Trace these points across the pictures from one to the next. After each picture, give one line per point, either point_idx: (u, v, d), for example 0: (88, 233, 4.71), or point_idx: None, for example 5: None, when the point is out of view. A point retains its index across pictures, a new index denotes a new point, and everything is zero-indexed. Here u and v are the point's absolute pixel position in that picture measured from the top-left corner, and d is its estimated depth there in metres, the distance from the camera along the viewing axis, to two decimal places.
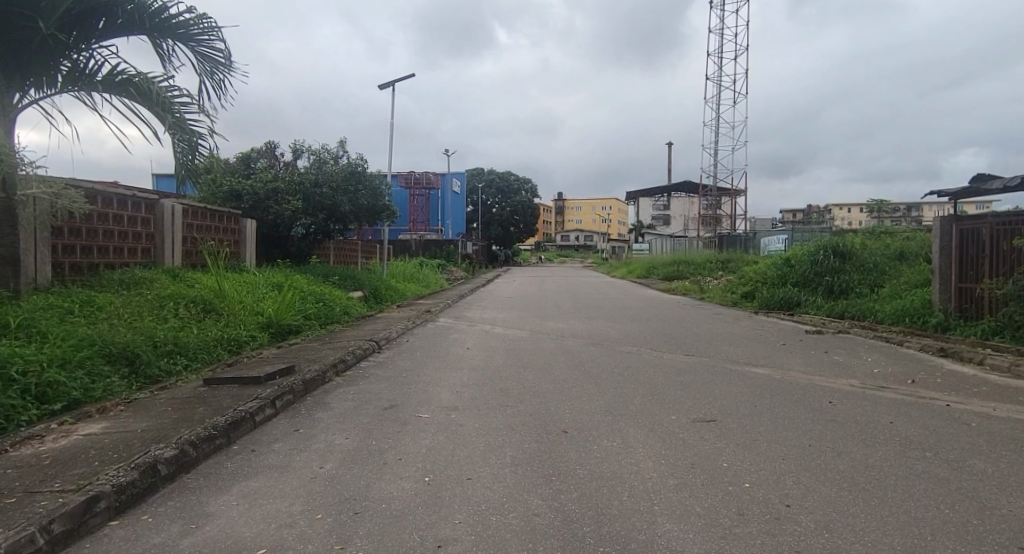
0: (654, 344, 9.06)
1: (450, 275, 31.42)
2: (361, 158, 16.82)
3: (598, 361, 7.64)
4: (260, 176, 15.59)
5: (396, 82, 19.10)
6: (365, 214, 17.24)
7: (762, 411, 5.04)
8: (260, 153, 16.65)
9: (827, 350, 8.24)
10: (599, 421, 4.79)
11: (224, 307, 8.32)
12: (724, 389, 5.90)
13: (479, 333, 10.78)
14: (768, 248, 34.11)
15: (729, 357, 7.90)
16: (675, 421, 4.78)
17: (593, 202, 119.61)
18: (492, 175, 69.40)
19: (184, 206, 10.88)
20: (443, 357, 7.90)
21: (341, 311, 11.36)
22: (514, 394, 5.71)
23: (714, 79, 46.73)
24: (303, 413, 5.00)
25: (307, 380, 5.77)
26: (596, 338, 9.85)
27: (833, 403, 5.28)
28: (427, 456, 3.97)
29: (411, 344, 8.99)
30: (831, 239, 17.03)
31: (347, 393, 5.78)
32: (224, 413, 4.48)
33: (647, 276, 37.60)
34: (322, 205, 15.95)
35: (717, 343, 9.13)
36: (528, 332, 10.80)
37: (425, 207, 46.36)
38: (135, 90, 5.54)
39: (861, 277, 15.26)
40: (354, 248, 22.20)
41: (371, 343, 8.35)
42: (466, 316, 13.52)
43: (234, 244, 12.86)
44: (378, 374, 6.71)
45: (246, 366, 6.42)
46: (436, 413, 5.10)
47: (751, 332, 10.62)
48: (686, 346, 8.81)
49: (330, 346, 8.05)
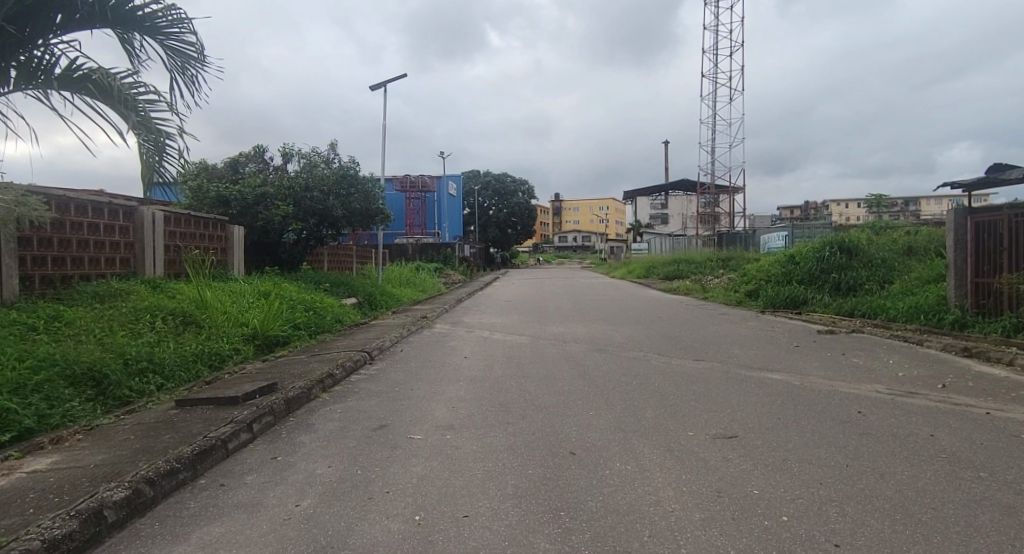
0: (661, 349, 8.62)
1: (448, 278, 31.03)
2: (352, 161, 16.41)
3: (604, 369, 7.19)
4: (248, 180, 15.06)
5: (388, 83, 18.72)
6: (358, 218, 16.81)
7: (787, 424, 4.59)
8: (248, 158, 16.12)
9: (845, 352, 7.80)
10: (610, 440, 4.33)
11: (206, 319, 7.87)
12: (742, 399, 5.45)
13: (476, 339, 10.31)
14: (769, 246, 33.76)
15: (742, 361, 7.46)
16: (693, 438, 4.33)
17: (591, 203, 119.41)
18: (489, 177, 69.08)
19: (166, 213, 10.42)
20: (439, 368, 7.44)
21: (332, 319, 10.90)
22: (515, 410, 5.26)
23: (710, 76, 46.52)
24: (282, 437, 4.54)
25: (289, 400, 5.31)
26: (599, 343, 9.40)
27: (864, 413, 4.84)
28: (418, 488, 3.51)
29: (405, 354, 8.53)
30: (837, 235, 16.64)
31: (333, 412, 5.31)
32: (192, 441, 4.01)
33: (647, 275, 37.23)
34: (313, 209, 15.53)
35: (727, 346, 8.69)
36: (528, 338, 10.34)
37: (421, 210, 45.98)
38: (94, 86, 5.09)
39: (870, 273, 14.85)
40: (348, 253, 21.78)
41: (363, 354, 7.90)
42: (464, 321, 13.07)
43: (221, 251, 12.39)
44: (368, 389, 6.25)
45: (225, 384, 5.96)
46: (429, 434, 4.63)
47: (760, 333, 10.18)
48: (695, 350, 8.36)
49: (319, 358, 7.59)
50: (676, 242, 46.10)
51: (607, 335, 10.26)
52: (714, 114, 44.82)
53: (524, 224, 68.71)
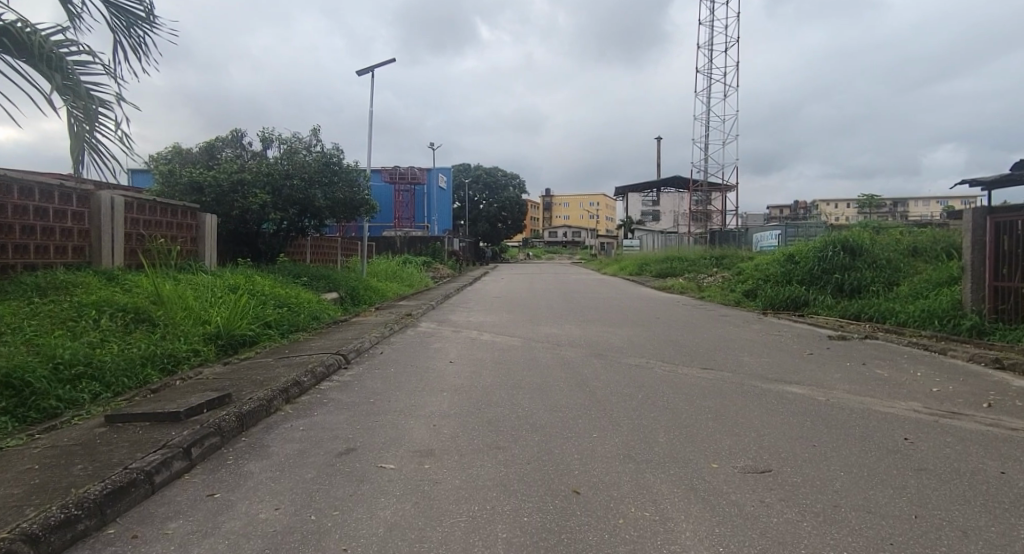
0: (665, 354, 7.92)
1: (436, 273, 30.25)
2: (336, 148, 15.59)
3: (604, 379, 6.47)
4: (224, 166, 13.99)
5: (376, 67, 17.90)
6: (341, 208, 16.00)
7: (828, 454, 3.90)
8: (225, 143, 15.07)
9: (865, 362, 7.16)
10: (621, 475, 3.62)
11: (162, 315, 7.02)
12: (766, 420, 4.76)
13: (464, 341, 9.56)
14: (763, 245, 33.36)
15: (755, 371, 6.79)
16: (720, 473, 3.62)
17: (582, 199, 118.98)
18: (479, 170, 68.21)
19: (127, 198, 9.52)
20: (421, 374, 6.68)
21: (307, 317, 10.07)
22: (506, 431, 4.52)
23: (705, 72, 46.16)
24: (228, 465, 3.77)
25: (243, 415, 4.52)
26: (597, 347, 8.70)
27: (912, 440, 4.17)
28: (385, 543, 2.77)
29: (385, 357, 7.77)
30: (840, 235, 16.07)
31: (294, 431, 4.54)
32: (109, 473, 3.23)
33: (638, 272, 36.70)
34: (293, 199, 14.69)
35: (736, 353, 8.02)
36: (519, 339, 9.60)
37: (410, 203, 45.11)
38: (11, 41, 4.21)
39: (874, 274, 14.30)
40: (333, 245, 20.93)
41: (338, 357, 7.12)
42: (451, 320, 12.30)
43: (191, 241, 11.47)
44: (339, 401, 5.48)
45: (173, 393, 5.16)
46: (404, 463, 3.87)
47: (767, 338, 9.55)
48: (701, 358, 7.69)
49: (287, 362, 6.79)
50: (669, 239, 45.65)
51: (605, 338, 9.55)
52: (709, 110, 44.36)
53: (514, 219, 67.97)
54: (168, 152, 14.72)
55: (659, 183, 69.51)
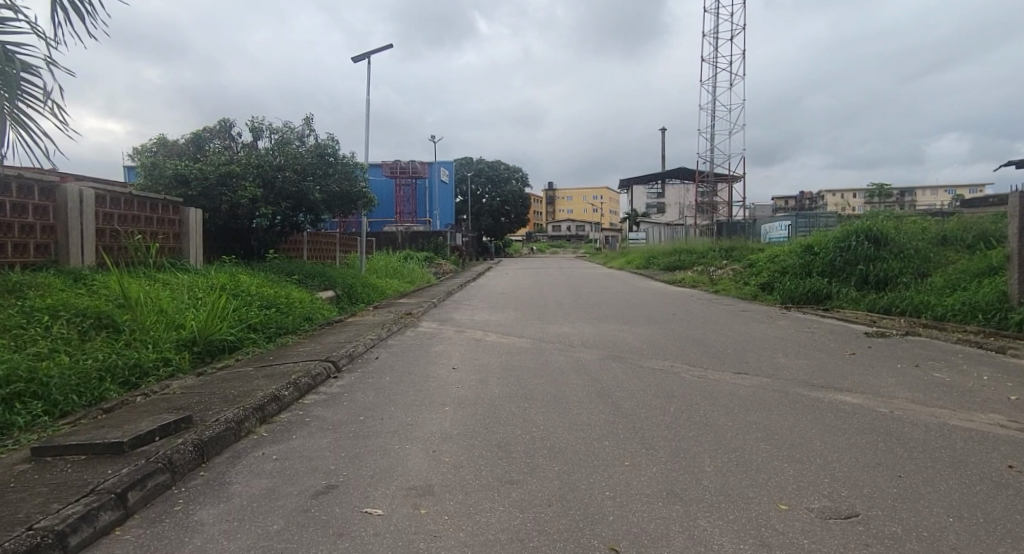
0: (691, 356, 7.15)
1: (439, 268, 29.53)
2: (330, 138, 14.82)
3: (627, 387, 5.69)
4: (211, 158, 13.16)
5: (372, 54, 17.15)
6: (337, 202, 15.26)
7: (923, 488, 3.11)
8: (212, 133, 14.20)
9: (918, 363, 6.37)
10: (671, 524, 2.83)
11: (128, 320, 6.28)
12: (830, 441, 3.96)
13: (467, 342, 8.80)
14: (772, 236, 32.62)
15: (797, 377, 5.99)
16: (798, 520, 2.83)
17: (585, 192, 118.14)
18: (481, 163, 67.29)
19: (99, 192, 8.77)
20: (420, 384, 5.93)
21: (297, 318, 9.32)
22: (519, 460, 3.74)
23: (710, 61, 45.17)
24: (175, 513, 3.00)
25: (203, 444, 3.76)
26: (613, 348, 7.93)
27: (1019, 468, 3.38)
28: None
29: (380, 363, 7.01)
30: (862, 224, 15.29)
31: (266, 461, 3.78)
32: (7, 535, 2.45)
33: (645, 265, 35.94)
34: (286, 192, 13.93)
35: (769, 355, 7.23)
36: (528, 340, 8.83)
37: (411, 197, 44.33)
38: None
39: (902, 264, 13.49)
40: (331, 241, 20.21)
41: (327, 364, 6.38)
42: (453, 318, 11.56)
43: (174, 237, 10.72)
44: (323, 421, 4.72)
45: (128, 414, 4.40)
46: (394, 506, 3.09)
47: (798, 336, 8.75)
48: (732, 360, 6.90)
49: (269, 370, 6.06)
50: (675, 232, 44.83)
51: (622, 338, 8.77)
52: (714, 100, 43.48)
53: (517, 213, 67.13)
54: (151, 143, 13.84)
55: (663, 175, 68.62)
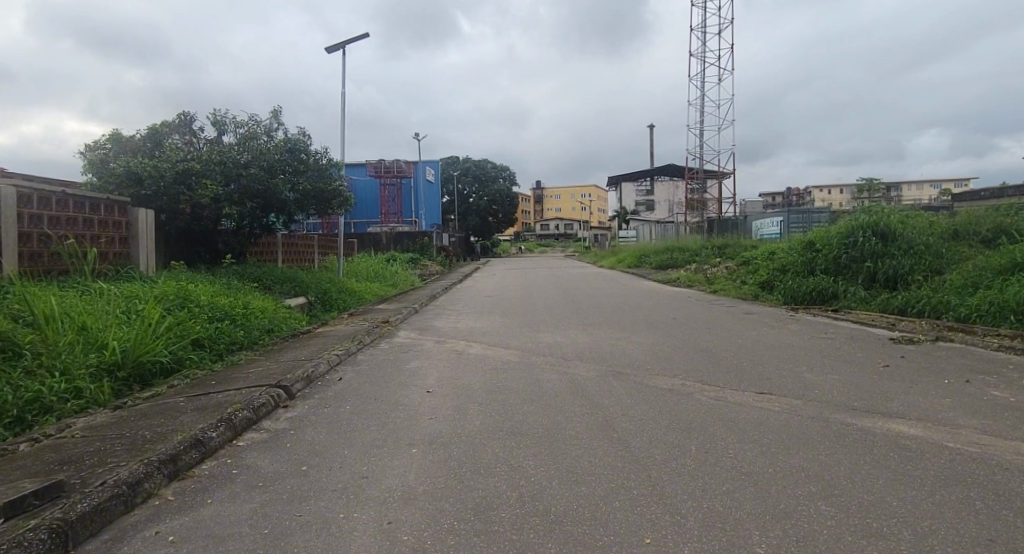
0: (703, 372, 6.23)
1: (425, 270, 28.50)
2: (301, 133, 13.70)
3: (635, 416, 4.75)
4: (167, 154, 11.93)
5: (346, 44, 16.05)
6: (310, 201, 14.15)
7: None
8: (171, 128, 12.93)
9: (967, 378, 5.50)
10: None
11: (33, 341, 5.19)
12: (910, 500, 3.01)
13: (448, 356, 7.83)
14: (764, 233, 32.02)
15: (833, 398, 5.07)
16: None
17: (573, 191, 117.48)
18: (468, 162, 66.27)
19: (24, 190, 7.63)
20: (386, 416, 4.94)
21: (255, 331, 8.24)
22: (502, 538, 2.76)
23: (697, 56, 44.64)
24: None
25: (64, 527, 2.70)
26: (613, 362, 7.00)
27: None
28: None
29: (343, 387, 6.00)
30: (868, 218, 14.55)
31: (155, 547, 2.74)
32: None
33: (635, 264, 35.20)
34: (252, 191, 12.79)
35: (792, 369, 6.32)
36: (515, 352, 7.87)
37: (396, 197, 43.20)
38: None
39: (911, 261, 12.73)
40: (308, 244, 19.12)
41: (278, 392, 5.33)
42: (435, 327, 10.59)
43: (121, 241, 9.56)
44: (254, 474, 3.70)
45: None
46: None
47: (815, 343, 7.88)
48: (751, 376, 5.99)
49: (204, 401, 4.99)
50: (665, 229, 44.15)
51: (622, 348, 7.83)
52: (703, 95, 42.92)
53: (505, 212, 66.25)
54: (101, 140, 12.53)
55: (652, 172, 68.00)
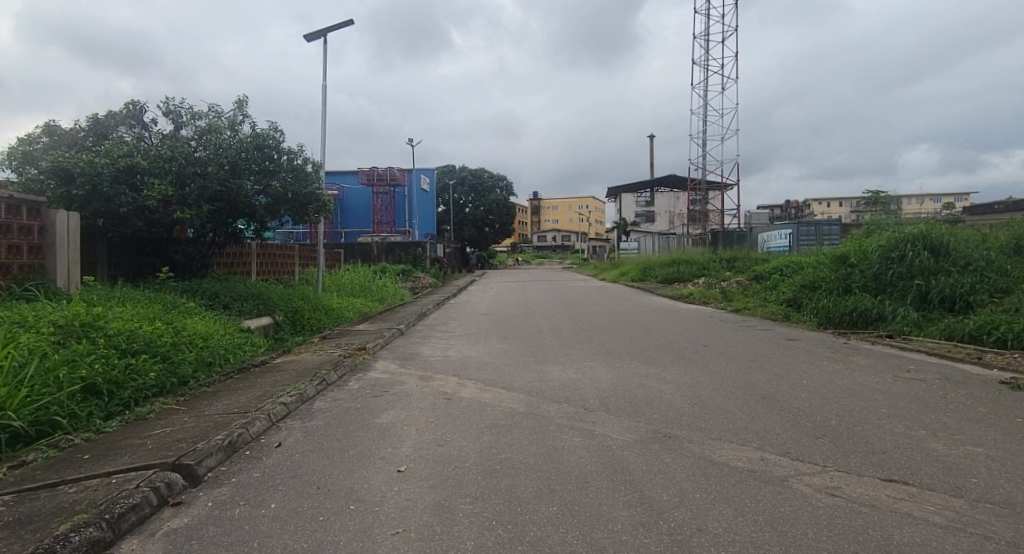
0: (788, 440, 4.45)
1: (417, 282, 26.71)
2: (272, 126, 11.89)
3: (729, 536, 2.93)
4: (107, 147, 10.07)
5: (327, 33, 14.36)
6: (283, 205, 12.33)
7: None
8: (116, 119, 10.98)
9: None
10: None
11: None
12: None
13: (433, 401, 6.04)
14: (772, 246, 30.50)
15: (1017, 500, 3.29)
16: None
17: (570, 202, 116.35)
18: (464, 172, 64.79)
19: None
20: (326, 528, 3.11)
21: (185, 368, 6.39)
22: None
23: (700, 64, 43.38)
24: None
25: None
26: (653, 416, 5.23)
27: None
28: None
29: (276, 463, 4.16)
30: (914, 229, 12.92)
31: None
32: None
33: (639, 277, 33.54)
34: (211, 194, 10.99)
35: (907, 433, 4.55)
36: (520, 396, 6.09)
37: (389, 206, 41.38)
38: None
39: (972, 280, 11.12)
40: (288, 255, 17.34)
41: (156, 485, 3.44)
42: (421, 355, 8.81)
43: (32, 250, 7.65)
44: None
45: None
46: None
47: (904, 386, 6.14)
48: (862, 448, 4.20)
49: (29, 506, 3.08)
50: (665, 241, 42.64)
51: (658, 393, 6.04)
52: (705, 103, 41.59)
53: (502, 222, 64.66)
54: (32, 131, 10.58)
55: (651, 183, 66.63)
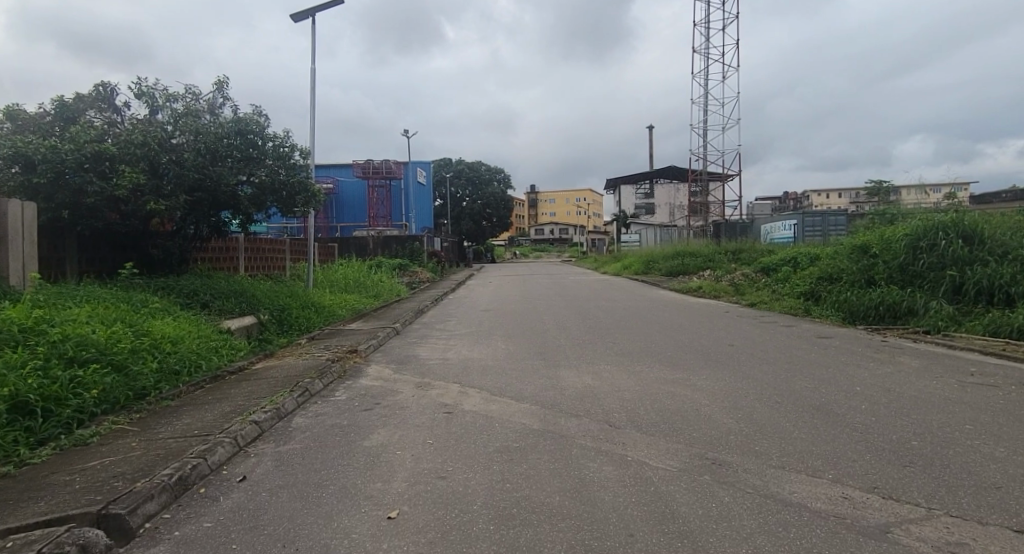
0: (869, 469, 3.61)
1: (414, 277, 25.91)
2: (256, 110, 10.98)
3: None
4: (72, 132, 9.15)
5: (315, 11, 13.43)
6: (269, 195, 11.44)
7: None
8: (84, 102, 10.05)
9: None
10: None
11: None
12: None
13: (432, 416, 5.20)
14: (777, 237, 29.70)
15: None
16: None
17: (568, 195, 115.39)
18: (461, 165, 63.87)
19: None
20: None
21: (144, 378, 5.53)
22: None
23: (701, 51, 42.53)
24: None
25: None
26: (694, 435, 4.38)
27: None
28: None
29: (235, 506, 3.31)
30: (944, 217, 12.09)
31: None
32: None
33: (641, 270, 32.82)
34: (188, 182, 10.10)
35: (1013, 458, 3.70)
36: (532, 409, 5.25)
37: (384, 200, 40.50)
38: None
39: (1011, 269, 10.29)
40: (278, 250, 16.46)
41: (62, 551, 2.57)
42: (418, 358, 7.97)
43: None
44: None
45: None
46: None
47: (974, 393, 5.31)
48: (970, 481, 3.35)
49: None
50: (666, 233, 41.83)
51: (693, 405, 5.21)
52: (707, 92, 40.75)
53: (500, 216, 63.80)
54: None
55: (650, 175, 65.74)
